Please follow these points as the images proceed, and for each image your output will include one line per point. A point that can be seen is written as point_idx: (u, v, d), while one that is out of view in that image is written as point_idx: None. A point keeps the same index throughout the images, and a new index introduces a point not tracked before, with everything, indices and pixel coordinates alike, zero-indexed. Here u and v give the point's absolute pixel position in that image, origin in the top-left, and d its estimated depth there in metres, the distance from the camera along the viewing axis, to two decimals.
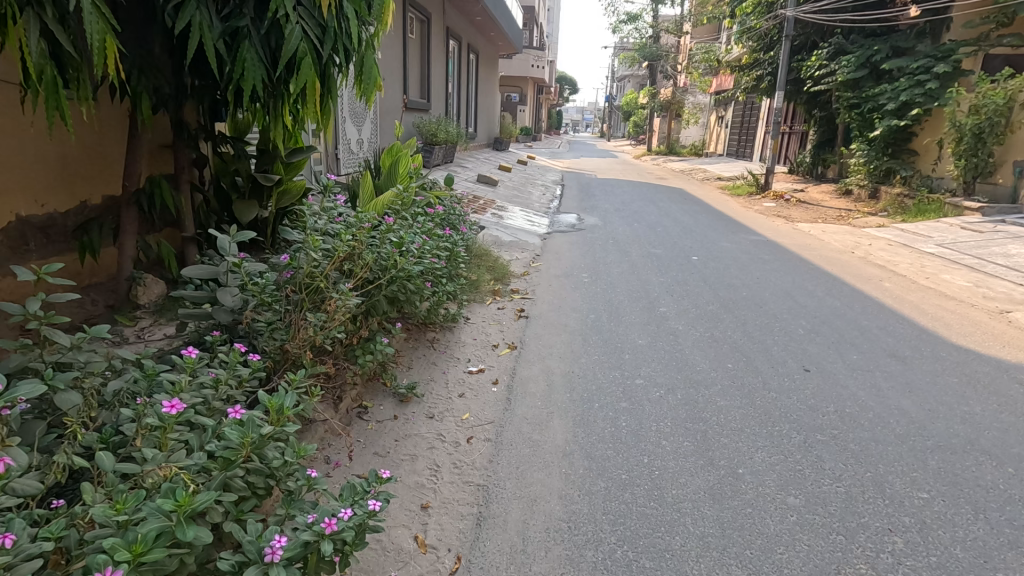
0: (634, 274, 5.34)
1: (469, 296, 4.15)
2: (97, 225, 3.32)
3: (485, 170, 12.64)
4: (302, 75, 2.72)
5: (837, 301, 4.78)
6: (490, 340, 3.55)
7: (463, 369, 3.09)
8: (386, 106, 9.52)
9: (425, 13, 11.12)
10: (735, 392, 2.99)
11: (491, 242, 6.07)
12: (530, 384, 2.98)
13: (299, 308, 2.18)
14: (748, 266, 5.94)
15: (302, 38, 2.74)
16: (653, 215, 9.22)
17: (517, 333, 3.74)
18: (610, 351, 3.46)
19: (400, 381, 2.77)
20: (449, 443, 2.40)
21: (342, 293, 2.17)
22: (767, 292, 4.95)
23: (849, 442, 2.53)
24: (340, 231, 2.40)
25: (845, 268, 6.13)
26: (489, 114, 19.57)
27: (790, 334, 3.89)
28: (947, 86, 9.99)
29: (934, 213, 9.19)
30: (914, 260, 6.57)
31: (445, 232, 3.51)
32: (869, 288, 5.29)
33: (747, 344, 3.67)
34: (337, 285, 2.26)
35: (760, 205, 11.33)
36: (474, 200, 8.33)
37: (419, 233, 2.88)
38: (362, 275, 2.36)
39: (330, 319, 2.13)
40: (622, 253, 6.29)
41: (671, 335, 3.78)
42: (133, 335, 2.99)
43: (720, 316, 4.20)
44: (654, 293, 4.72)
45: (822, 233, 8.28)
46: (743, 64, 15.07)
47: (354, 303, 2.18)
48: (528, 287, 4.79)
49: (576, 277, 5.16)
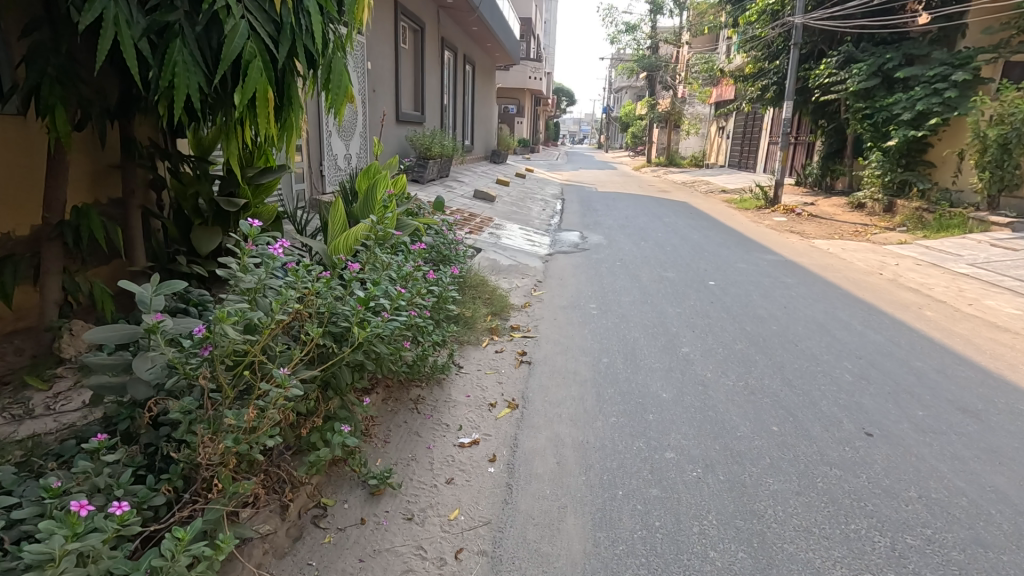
0: (647, 304, 4.80)
1: (461, 338, 3.58)
2: (12, 266, 2.75)
3: (482, 184, 12.14)
4: (249, 82, 2.17)
5: (880, 336, 4.22)
6: (486, 397, 2.98)
7: (451, 442, 2.52)
8: (377, 120, 9.03)
9: (419, 22, 10.67)
10: (788, 469, 2.42)
11: (488, 268, 5.51)
12: (536, 462, 2.42)
13: (219, 399, 1.60)
14: (772, 292, 5.39)
15: (249, 36, 2.19)
16: (660, 232, 8.69)
17: (517, 384, 3.17)
18: (629, 410, 2.90)
19: (372, 466, 2.21)
20: (432, 562, 1.83)
21: (277, 379, 1.59)
22: (798, 324, 4.39)
23: (951, 549, 1.96)
24: (286, 284, 1.81)
25: (877, 293, 5.58)
26: (486, 126, 19.13)
27: (837, 382, 3.33)
28: (966, 95, 9.52)
29: (958, 228, 8.67)
30: (949, 282, 6.02)
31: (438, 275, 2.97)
32: (910, 318, 4.74)
33: (791, 396, 3.11)
34: (275, 363, 1.68)
35: (770, 220, 10.82)
36: (470, 219, 7.81)
37: (396, 278, 2.31)
38: (314, 346, 1.77)
39: (258, 420, 1.55)
40: (631, 277, 5.74)
41: (700, 386, 3.21)
42: (42, 405, 2.42)
43: (751, 359, 3.64)
44: (673, 329, 4.16)
45: (841, 251, 7.75)
46: (747, 74, 14.66)
47: (295, 392, 1.60)
48: (530, 322, 4.23)
49: (583, 308, 4.60)
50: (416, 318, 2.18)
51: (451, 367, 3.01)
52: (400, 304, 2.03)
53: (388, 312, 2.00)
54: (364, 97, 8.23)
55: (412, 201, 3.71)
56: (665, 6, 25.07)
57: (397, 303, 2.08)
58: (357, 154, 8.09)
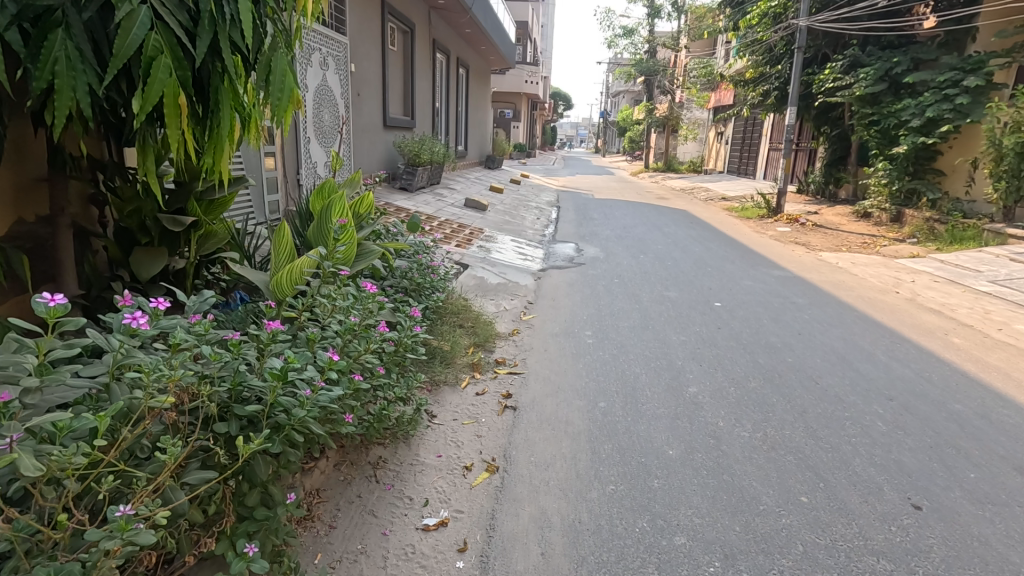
0: (647, 331, 4.35)
1: (436, 377, 3.13)
2: None
3: (474, 191, 11.70)
4: (152, 86, 1.71)
5: (908, 370, 3.78)
6: (459, 457, 2.53)
7: (414, 524, 2.06)
8: (363, 125, 8.61)
9: (408, 23, 10.26)
10: (826, 561, 1.96)
11: (473, 287, 5.06)
12: (516, 553, 1.96)
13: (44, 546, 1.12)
14: (783, 315, 4.96)
15: (152, 29, 1.74)
16: (659, 244, 8.25)
17: (499, 439, 2.71)
18: (630, 473, 2.45)
19: (307, 571, 1.74)
20: None
21: (115, 521, 1.11)
22: (816, 356, 3.95)
23: None
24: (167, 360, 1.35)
25: (896, 315, 5.15)
26: (480, 131, 18.73)
27: (869, 433, 2.88)
28: (978, 101, 9.14)
29: (973, 241, 8.26)
30: (972, 303, 5.59)
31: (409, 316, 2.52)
32: (938, 347, 4.30)
33: (818, 453, 2.66)
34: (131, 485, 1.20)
35: (774, 230, 10.41)
36: (458, 231, 7.36)
37: (337, 331, 1.86)
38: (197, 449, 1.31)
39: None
40: (630, 297, 5.30)
41: (711, 440, 2.75)
42: None
43: (769, 401, 3.19)
44: (677, 363, 3.71)
45: (852, 266, 7.32)
46: (747, 79, 14.28)
47: (146, 537, 1.12)
48: (517, 354, 3.76)
49: (577, 337, 4.15)
50: (359, 384, 1.72)
51: (421, 418, 2.55)
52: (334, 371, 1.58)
53: (317, 385, 1.53)
54: (348, 101, 7.81)
55: (379, 221, 3.26)
56: (664, 9, 24.71)
57: (330, 370, 1.62)
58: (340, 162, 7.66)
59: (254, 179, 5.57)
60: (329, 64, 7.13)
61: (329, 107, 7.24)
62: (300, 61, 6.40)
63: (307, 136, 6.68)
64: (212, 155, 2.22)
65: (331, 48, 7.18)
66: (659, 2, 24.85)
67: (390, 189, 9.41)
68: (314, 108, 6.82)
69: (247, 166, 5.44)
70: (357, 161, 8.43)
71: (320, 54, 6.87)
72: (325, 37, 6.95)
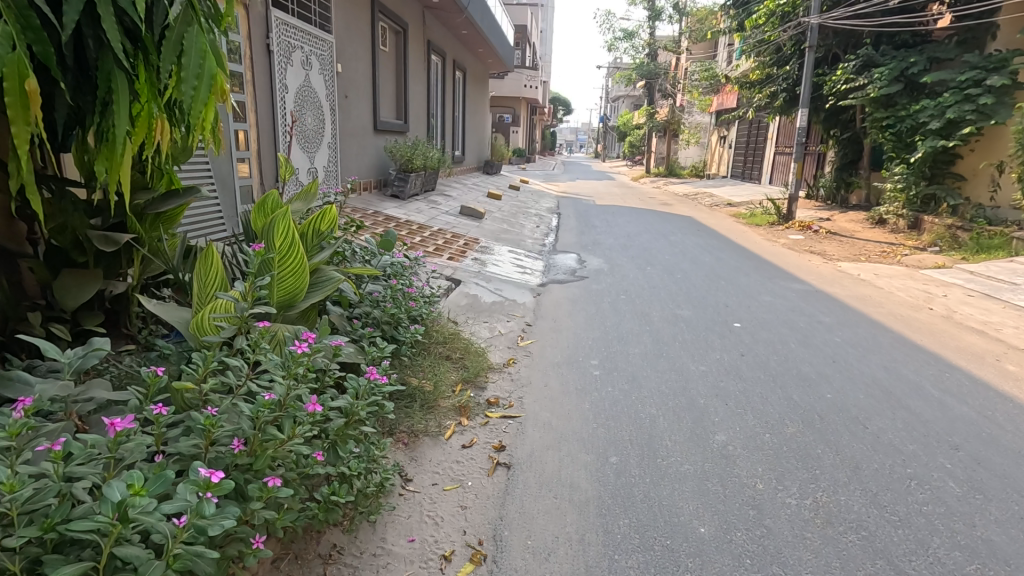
0: (661, 359, 3.82)
1: (415, 428, 2.62)
2: None
3: (470, 198, 11.19)
4: None
5: (967, 407, 3.26)
6: (438, 542, 2.00)
7: None
8: (352, 128, 8.11)
9: (400, 23, 9.79)
10: None
11: (465, 307, 4.53)
12: None
13: None
14: (811, 337, 4.43)
15: None
16: (667, 254, 7.73)
17: (488, 512, 2.19)
18: (653, 565, 1.93)
19: None
20: None
21: None
22: (856, 390, 3.42)
23: None
24: None
25: (935, 336, 4.63)
26: (478, 136, 18.24)
27: (943, 499, 2.36)
28: (1003, 101, 8.63)
29: (1001, 250, 7.75)
30: (1015, 320, 5.08)
31: (371, 373, 1.88)
32: (992, 376, 3.78)
33: (887, 531, 2.13)
34: None
35: (785, 238, 9.89)
36: (451, 243, 6.87)
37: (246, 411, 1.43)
38: None
39: None
40: (640, 317, 4.77)
41: (751, 511, 2.23)
42: None
43: (813, 453, 2.66)
44: (699, 402, 3.19)
45: (875, 278, 6.80)
46: (753, 80, 13.79)
47: None
48: (513, 393, 3.23)
49: (582, 368, 3.62)
50: (267, 494, 1.32)
51: (390, 487, 2.02)
52: (206, 504, 1.18)
53: (183, 522, 1.17)
54: (334, 104, 7.31)
55: (343, 240, 2.74)
56: (665, 11, 24.24)
57: (211, 489, 1.23)
58: (324, 169, 7.16)
59: (223, 187, 5.02)
60: (312, 63, 6.64)
61: (313, 109, 6.74)
62: (279, 59, 5.91)
63: (286, 141, 6.19)
64: (108, 165, 1.71)
65: (315, 46, 6.69)
66: (660, 4, 24.40)
67: (381, 196, 8.89)
68: (295, 110, 6.33)
69: (215, 173, 4.90)
70: (344, 167, 7.92)
71: (301, 53, 6.37)
72: (307, 34, 6.46)
